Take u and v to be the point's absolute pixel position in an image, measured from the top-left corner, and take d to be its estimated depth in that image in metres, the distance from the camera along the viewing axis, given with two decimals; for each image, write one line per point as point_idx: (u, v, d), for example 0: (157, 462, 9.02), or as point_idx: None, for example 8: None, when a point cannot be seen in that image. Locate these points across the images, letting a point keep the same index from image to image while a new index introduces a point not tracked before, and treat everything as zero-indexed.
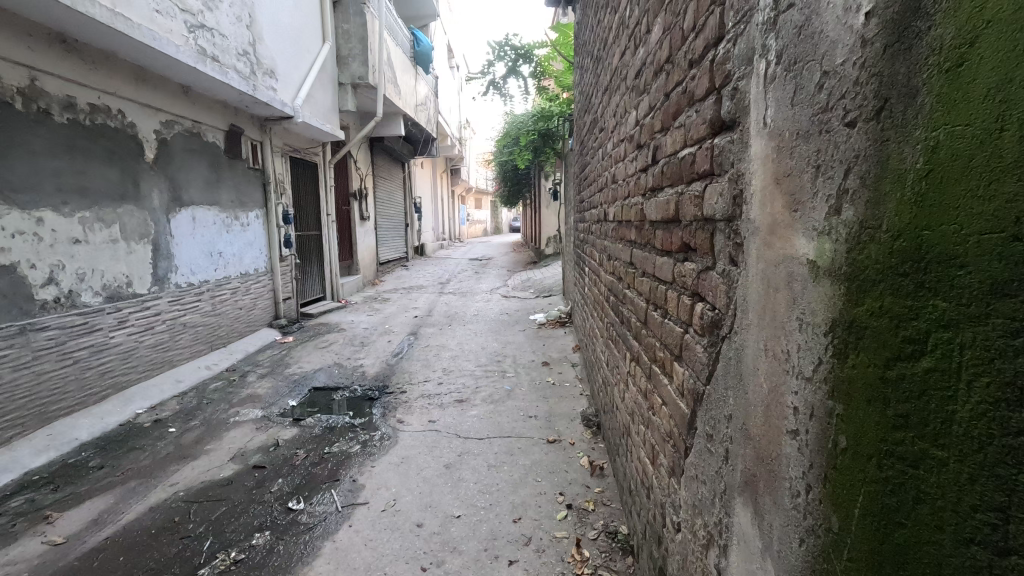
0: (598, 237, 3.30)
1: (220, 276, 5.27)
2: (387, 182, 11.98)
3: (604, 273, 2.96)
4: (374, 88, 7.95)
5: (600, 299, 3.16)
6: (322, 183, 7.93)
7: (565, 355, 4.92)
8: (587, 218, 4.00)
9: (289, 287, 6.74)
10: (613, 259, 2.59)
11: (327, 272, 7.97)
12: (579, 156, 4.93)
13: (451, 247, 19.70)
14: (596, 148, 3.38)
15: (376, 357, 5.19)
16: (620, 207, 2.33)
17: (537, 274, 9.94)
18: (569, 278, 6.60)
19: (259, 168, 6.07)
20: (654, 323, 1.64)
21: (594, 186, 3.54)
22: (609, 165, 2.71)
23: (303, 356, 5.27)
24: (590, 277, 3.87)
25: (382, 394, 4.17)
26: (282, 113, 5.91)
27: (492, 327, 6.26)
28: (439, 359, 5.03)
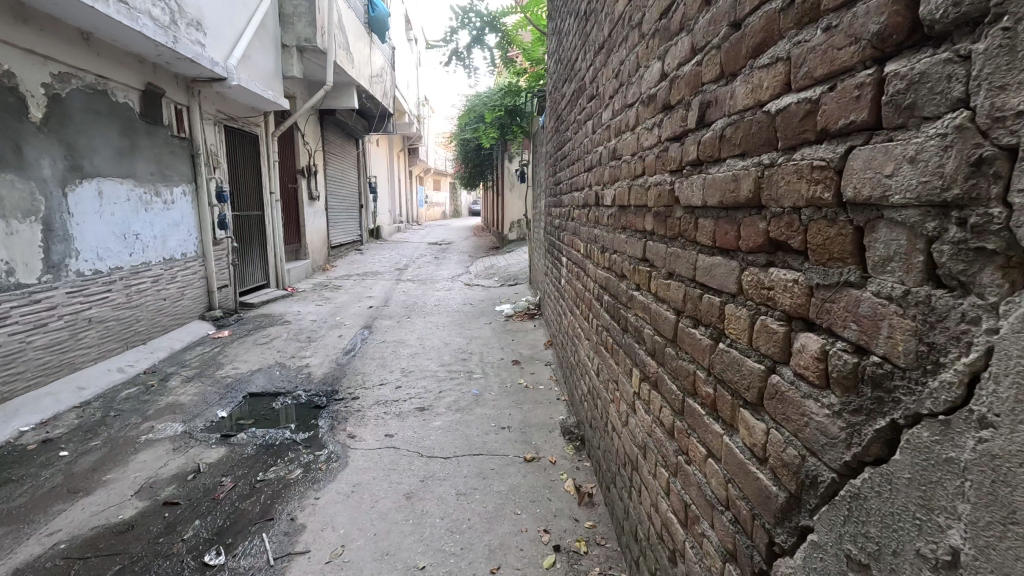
0: (583, 225, 2.88)
1: (138, 263, 4.52)
2: (339, 160, 11.11)
3: (593, 267, 2.54)
4: (322, 53, 7.17)
5: (587, 297, 2.74)
6: (264, 158, 7.11)
7: (537, 352, 4.50)
8: (567, 204, 3.57)
9: (226, 274, 5.99)
10: (609, 252, 2.17)
11: (270, 258, 7.21)
12: (554, 135, 4.46)
13: (408, 230, 18.86)
14: (582, 122, 2.93)
15: (325, 355, 4.61)
16: (623, 188, 1.90)
17: (501, 261, 9.48)
18: (537, 267, 6.18)
19: (186, 137, 5.26)
20: (693, 345, 1.22)
21: (578, 167, 3.10)
22: (605, 139, 2.27)
23: (239, 354, 4.61)
24: (569, 270, 3.45)
25: (331, 401, 3.63)
26: (213, 74, 5.12)
27: (455, 319, 5.76)
28: (396, 357, 4.50)
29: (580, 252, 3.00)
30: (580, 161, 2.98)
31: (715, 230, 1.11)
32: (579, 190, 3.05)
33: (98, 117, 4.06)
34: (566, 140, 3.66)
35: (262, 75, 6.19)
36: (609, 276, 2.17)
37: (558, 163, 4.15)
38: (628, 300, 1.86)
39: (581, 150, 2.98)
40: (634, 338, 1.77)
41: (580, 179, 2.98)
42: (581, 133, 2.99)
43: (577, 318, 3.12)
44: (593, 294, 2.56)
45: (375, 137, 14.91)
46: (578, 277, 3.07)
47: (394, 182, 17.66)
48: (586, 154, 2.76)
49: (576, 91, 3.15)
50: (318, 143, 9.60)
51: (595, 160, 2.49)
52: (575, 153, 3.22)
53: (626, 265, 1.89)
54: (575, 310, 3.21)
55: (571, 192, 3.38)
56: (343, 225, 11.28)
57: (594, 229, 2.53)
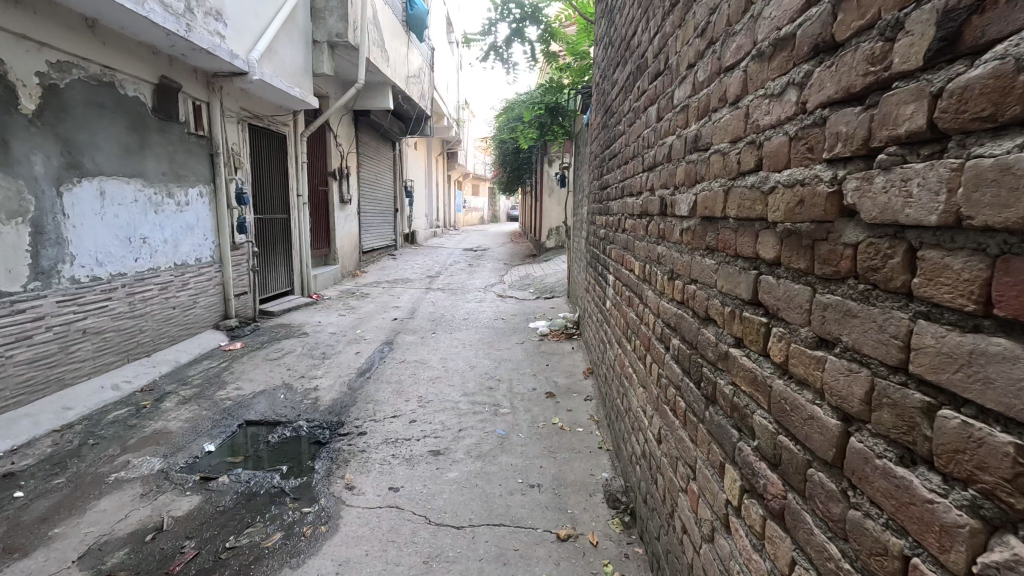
0: (639, 241, 2.27)
1: (144, 268, 4.20)
2: (373, 163, 10.81)
3: (656, 297, 1.92)
4: (355, 49, 6.82)
5: (644, 334, 2.12)
6: (291, 159, 6.81)
7: (575, 384, 3.88)
8: (617, 212, 2.97)
9: (244, 281, 5.67)
10: (684, 282, 1.57)
11: (295, 263, 6.91)
12: (601, 132, 3.85)
13: (444, 235, 18.51)
14: (641, 109, 2.32)
15: (337, 376, 4.14)
16: (713, 192, 1.30)
17: (538, 271, 8.90)
18: (577, 281, 5.56)
19: (205, 135, 4.96)
20: (904, 503, 0.62)
21: (632, 168, 2.49)
22: (679, 125, 1.66)
23: (246, 371, 4.21)
24: (618, 293, 2.85)
25: (334, 436, 3.13)
26: (233, 68, 4.80)
27: (485, 337, 5.19)
28: (414, 383, 3.98)
29: (634, 273, 2.39)
30: (636, 159, 2.38)
31: (995, 283, 0.51)
32: (634, 196, 2.44)
33: (101, 110, 3.75)
34: (616, 135, 3.05)
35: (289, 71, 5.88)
36: (683, 316, 1.56)
37: (605, 163, 3.53)
38: (718, 359, 1.26)
39: (637, 147, 2.38)
40: (732, 422, 1.16)
41: (636, 181, 2.37)
42: (637, 125, 2.39)
43: (627, 355, 2.51)
44: (653, 332, 1.95)
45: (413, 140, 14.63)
46: (630, 302, 2.45)
47: (431, 186, 17.36)
48: (647, 148, 2.16)
49: (633, 73, 2.54)
50: (351, 144, 9.31)
51: (662, 155, 1.88)
52: (629, 150, 2.61)
53: (717, 307, 1.28)
54: (624, 343, 2.60)
55: (623, 197, 2.78)
56: (376, 229, 10.97)
57: (658, 247, 1.92)
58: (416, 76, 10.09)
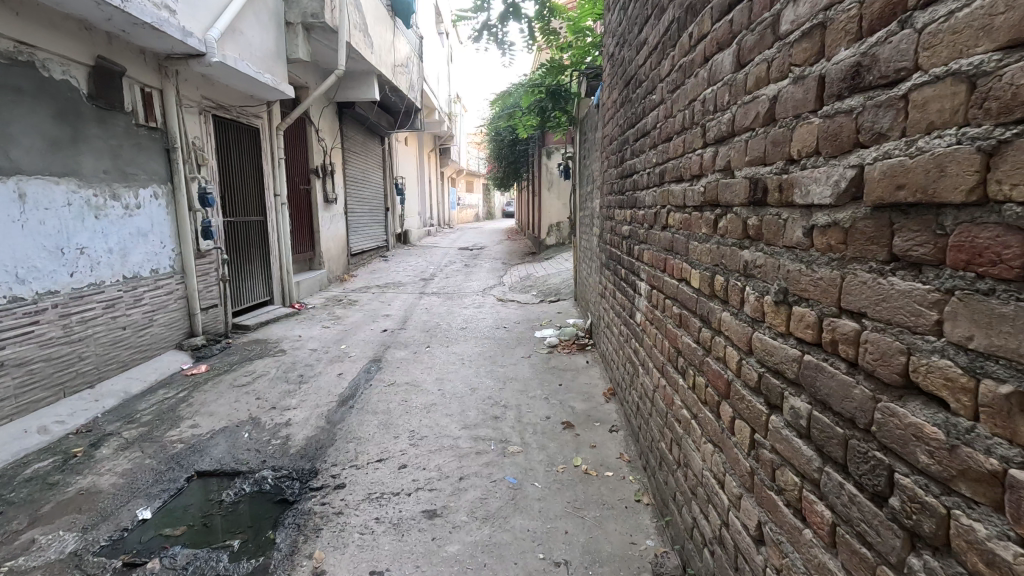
0: (702, 244, 1.66)
1: (82, 284, 3.55)
2: (360, 159, 10.14)
3: (747, 327, 1.31)
4: (333, 32, 6.17)
5: (717, 375, 1.52)
6: (266, 156, 6.16)
7: (597, 411, 3.28)
8: (652, 205, 2.36)
9: (213, 293, 5.03)
10: (824, 314, 0.96)
11: (274, 271, 6.27)
12: (621, 111, 3.24)
13: (437, 234, 17.81)
14: (698, 64, 1.70)
15: (315, 405, 3.51)
16: (926, 152, 0.70)
17: (540, 271, 8.28)
18: (588, 283, 4.96)
19: (158, 126, 4.32)
20: None
21: (681, 145, 1.88)
22: (796, 62, 1.05)
23: (208, 402, 3.58)
24: (659, 308, 2.24)
25: (305, 492, 2.51)
26: (188, 48, 4.16)
27: (486, 351, 4.57)
28: (405, 413, 3.36)
29: (691, 287, 1.78)
30: (690, 131, 1.76)
31: None
32: (687, 182, 1.83)
33: (16, 96, 3.11)
34: (648, 107, 2.44)
35: (258, 55, 5.23)
36: (825, 370, 0.96)
37: (629, 145, 2.92)
38: (963, 478, 0.65)
39: (691, 115, 1.76)
40: None
41: (692, 160, 1.76)
42: (690, 86, 1.78)
43: (681, 393, 1.91)
44: (740, 377, 1.35)
45: (403, 135, 13.94)
46: (685, 324, 1.84)
47: (424, 183, 16.67)
48: (712, 113, 1.55)
49: (679, 20, 1.92)
50: (335, 139, 8.66)
51: (752, 116, 1.26)
52: (674, 122, 1.99)
53: (952, 374, 0.67)
54: (674, 376, 2.00)
55: (663, 185, 2.16)
56: (365, 230, 10.32)
57: (746, 253, 1.31)
58: (404, 66, 9.43)
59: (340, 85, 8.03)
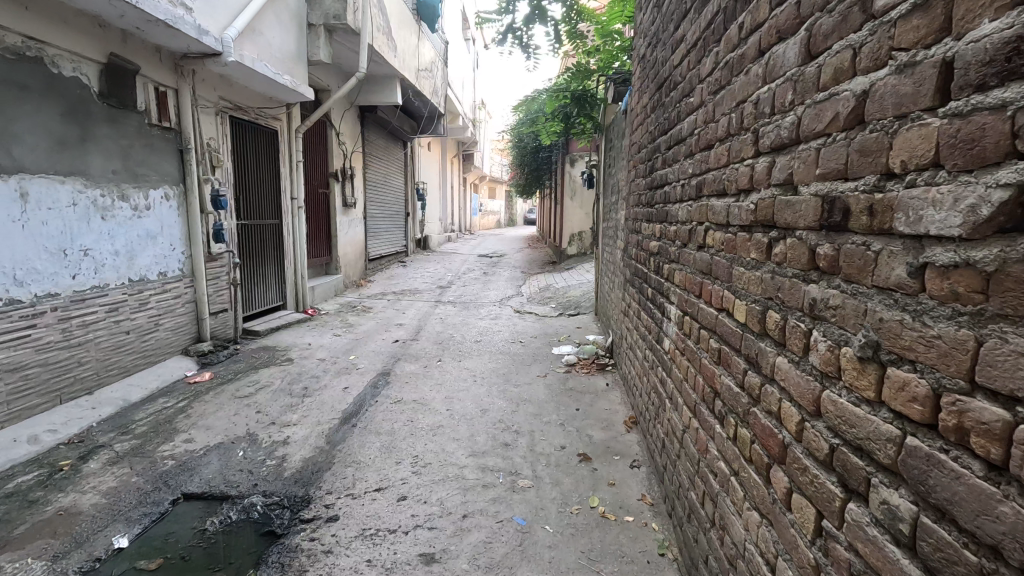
0: (751, 272, 1.40)
1: (84, 286, 3.44)
2: (381, 163, 10.06)
3: (814, 383, 1.04)
4: (356, 34, 6.06)
5: (767, 432, 1.25)
6: (284, 158, 6.07)
7: (617, 442, 3.00)
8: (687, 220, 2.10)
9: (224, 297, 4.92)
10: (943, 387, 0.70)
11: (288, 275, 6.17)
12: (652, 117, 2.98)
13: (457, 240, 17.70)
14: (750, 59, 1.45)
15: (316, 422, 3.32)
16: None
17: (560, 282, 8.03)
18: (610, 299, 4.69)
19: (171, 127, 4.22)
20: None
21: (726, 154, 1.62)
22: (901, 46, 0.80)
23: (207, 414, 3.42)
24: (692, 338, 1.98)
25: (295, 524, 2.30)
26: (204, 47, 4.06)
27: (500, 367, 4.33)
28: (410, 436, 3.14)
29: (734, 320, 1.52)
30: (739, 138, 1.51)
31: None
32: (732, 197, 1.57)
33: (21, 93, 3.01)
34: (685, 112, 2.18)
35: (278, 56, 5.13)
36: (943, 466, 0.69)
37: (661, 152, 2.66)
38: None
39: (740, 119, 1.50)
40: None
41: (739, 172, 1.50)
42: (740, 85, 1.52)
43: (718, 442, 1.64)
44: (801, 444, 1.08)
45: (426, 140, 13.87)
46: (726, 363, 1.57)
47: (446, 188, 16.59)
48: (769, 116, 1.29)
49: (726, 11, 1.67)
50: (356, 143, 8.58)
51: (828, 118, 1.01)
52: (717, 128, 1.73)
53: None
54: (710, 420, 1.73)
55: (701, 199, 1.90)
56: (384, 234, 10.22)
57: (815, 289, 1.05)
58: (428, 70, 9.32)
59: (362, 88, 7.94)
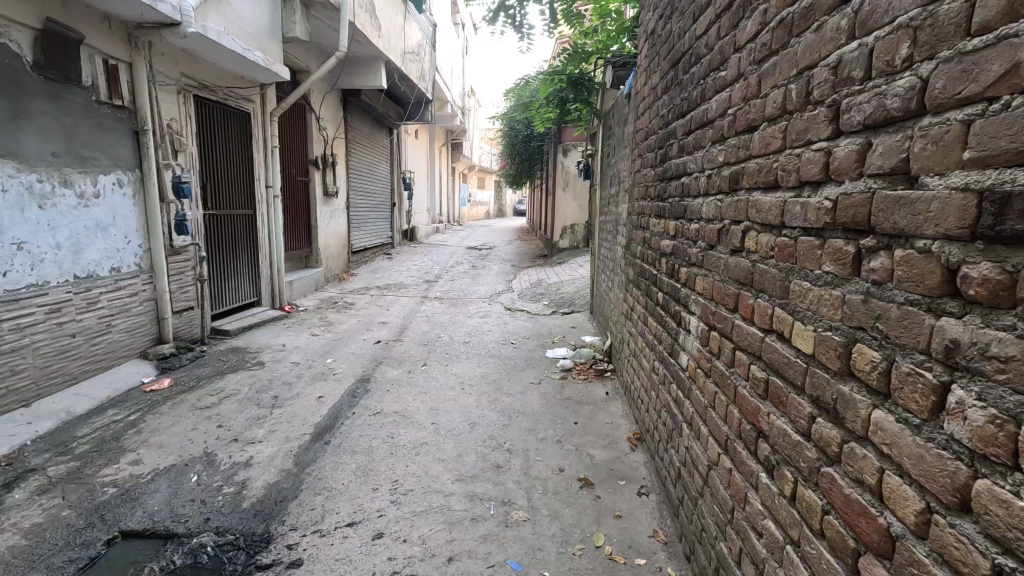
0: (824, 289, 1.07)
1: (18, 285, 3.03)
2: (365, 151, 9.60)
3: (958, 463, 0.72)
4: (336, 9, 5.61)
5: (856, 509, 0.93)
6: (258, 144, 5.63)
7: (622, 465, 2.68)
8: (715, 217, 1.77)
9: (189, 294, 4.51)
10: None
11: (263, 270, 5.76)
12: (664, 99, 2.63)
13: (446, 231, 17.27)
14: (823, 9, 1.10)
15: (285, 438, 2.96)
16: None
17: (552, 277, 7.71)
18: (609, 299, 4.37)
19: (123, 105, 3.78)
20: None
21: (780, 135, 1.29)
22: None
23: (160, 429, 3.03)
24: (723, 360, 1.66)
25: (249, 573, 1.95)
26: (161, 16, 3.61)
27: (491, 373, 4.00)
28: (390, 457, 2.79)
29: (794, 349, 1.19)
30: (803, 114, 1.17)
31: None
32: (790, 190, 1.24)
33: None
34: (712, 89, 1.84)
35: (248, 30, 4.68)
36: None
37: (677, 138, 2.32)
38: None
39: (805, 89, 1.16)
40: None
41: (803, 159, 1.16)
42: (805, 46, 1.18)
43: (764, 495, 1.32)
44: (928, 543, 0.76)
45: (413, 127, 13.37)
46: (780, 400, 1.25)
47: (433, 178, 16.12)
48: (863, 82, 0.95)
49: None
50: (338, 129, 8.12)
51: (995, 75, 0.67)
52: (763, 103, 1.39)
53: None
54: (751, 465, 1.41)
55: (738, 192, 1.57)
56: (368, 225, 9.79)
57: (957, 327, 0.72)
58: (414, 53, 8.85)
59: (344, 71, 7.48)
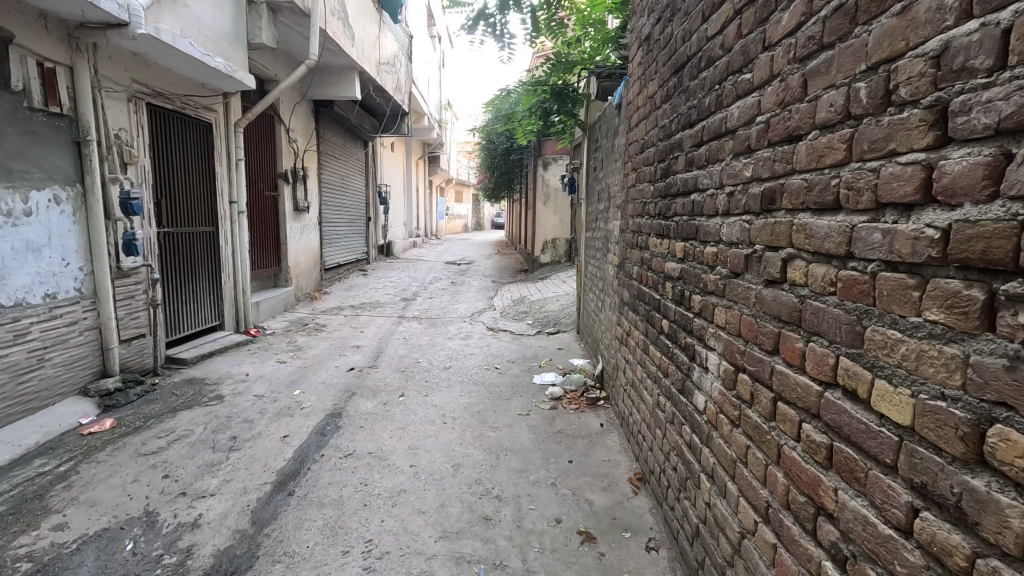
0: (926, 343, 0.82)
1: None
2: (339, 163, 9.25)
3: None
4: (305, 14, 5.30)
5: None
6: (221, 156, 5.25)
7: (625, 513, 2.40)
8: (742, 241, 1.52)
9: (140, 320, 4.08)
10: None
11: (226, 291, 5.34)
12: (665, 108, 2.41)
13: (423, 245, 16.92)
14: None
15: (242, 490, 2.59)
16: None
17: (536, 293, 7.45)
18: (599, 320, 4.12)
19: (60, 112, 3.39)
20: None
21: (842, 145, 1.04)
22: None
23: (95, 481, 2.62)
24: (757, 410, 1.40)
25: None
26: (104, 14, 3.24)
27: (475, 403, 3.69)
28: (363, 510, 2.44)
29: (878, 415, 0.93)
30: (884, 118, 0.92)
31: None
32: (860, 212, 1.00)
33: None
34: (733, 94, 1.61)
35: (209, 33, 4.33)
36: None
37: (683, 150, 2.10)
38: None
39: (885, 87, 0.92)
40: None
41: (884, 174, 0.92)
42: (880, 34, 0.94)
43: None
44: None
45: (388, 140, 13.06)
46: (853, 475, 0.99)
47: (410, 192, 15.80)
48: (993, 74, 0.72)
49: None
50: (310, 141, 7.76)
51: None
52: (812, 108, 1.15)
53: None
54: (807, 548, 1.15)
55: (775, 213, 1.33)
56: (342, 241, 9.39)
57: None
58: (389, 64, 8.57)
59: (315, 80, 7.15)
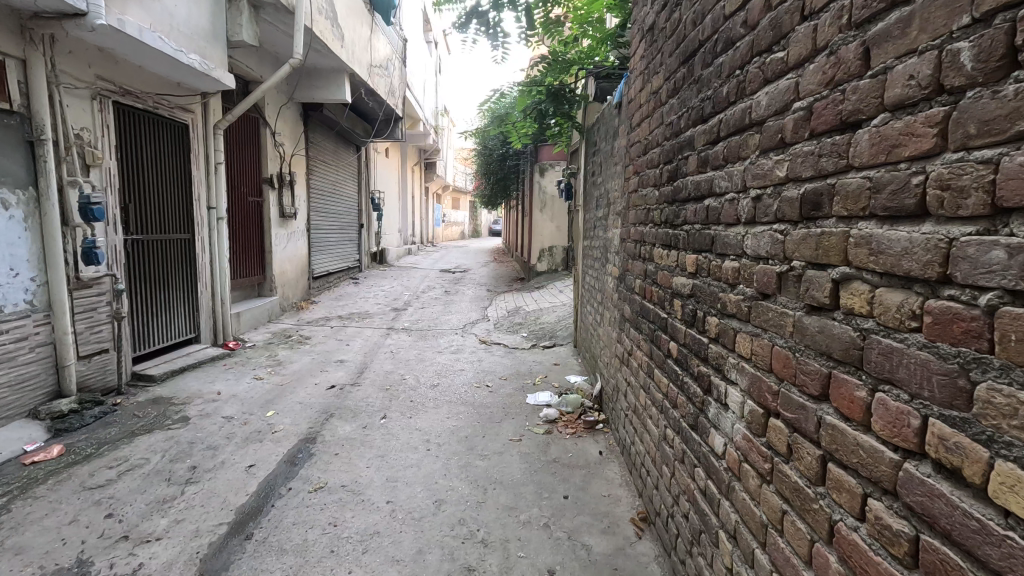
0: None
1: None
2: (330, 169, 8.98)
3: None
4: (289, 12, 5.05)
5: None
6: (198, 160, 4.98)
7: (627, 562, 2.10)
8: (774, 256, 1.24)
9: (102, 334, 3.78)
10: None
11: (202, 303, 5.04)
12: (673, 103, 2.15)
13: (418, 253, 16.65)
14: None
15: (193, 533, 2.29)
16: None
17: (532, 303, 7.16)
18: (597, 335, 3.84)
19: (10, 109, 3.10)
20: None
21: (930, 130, 0.77)
22: None
23: (27, 522, 2.31)
24: (797, 469, 1.12)
25: None
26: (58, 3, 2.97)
27: (462, 427, 3.39)
28: (329, 558, 2.13)
29: (1003, 510, 0.65)
30: (1008, 87, 0.66)
31: None
32: (962, 221, 0.72)
33: None
34: (760, 79, 1.34)
35: (183, 28, 4.07)
36: None
37: (696, 149, 1.82)
38: None
39: (1010, 42, 0.65)
40: None
41: (1008, 167, 0.65)
42: None
43: None
44: None
45: (383, 145, 12.82)
46: None
47: (405, 198, 15.54)
48: None
49: None
50: (298, 145, 7.50)
51: None
52: (879, 85, 0.89)
53: None
54: None
55: (821, 222, 1.05)
56: (332, 248, 9.11)
57: None
58: (382, 67, 8.33)
59: (303, 82, 6.90)
